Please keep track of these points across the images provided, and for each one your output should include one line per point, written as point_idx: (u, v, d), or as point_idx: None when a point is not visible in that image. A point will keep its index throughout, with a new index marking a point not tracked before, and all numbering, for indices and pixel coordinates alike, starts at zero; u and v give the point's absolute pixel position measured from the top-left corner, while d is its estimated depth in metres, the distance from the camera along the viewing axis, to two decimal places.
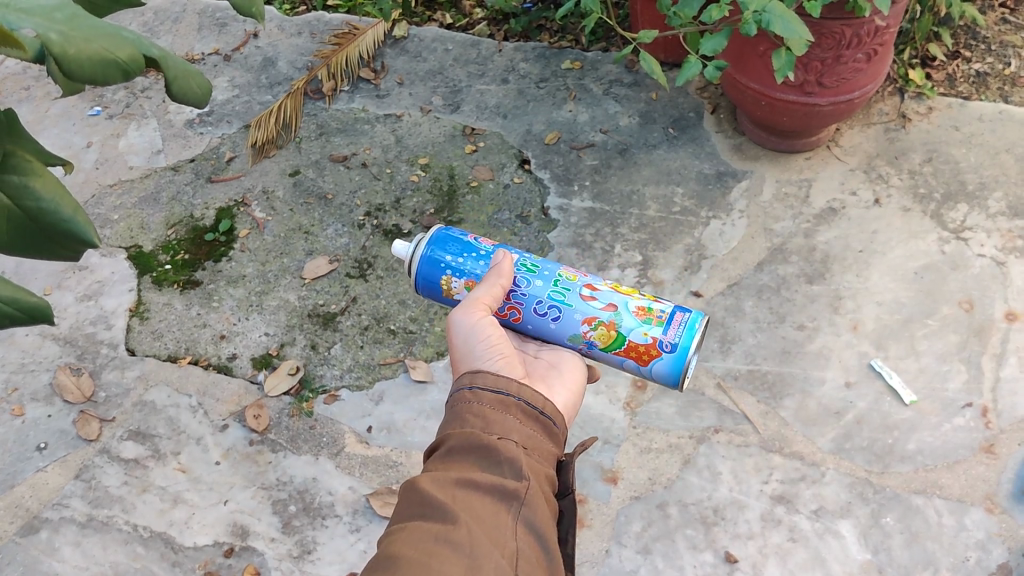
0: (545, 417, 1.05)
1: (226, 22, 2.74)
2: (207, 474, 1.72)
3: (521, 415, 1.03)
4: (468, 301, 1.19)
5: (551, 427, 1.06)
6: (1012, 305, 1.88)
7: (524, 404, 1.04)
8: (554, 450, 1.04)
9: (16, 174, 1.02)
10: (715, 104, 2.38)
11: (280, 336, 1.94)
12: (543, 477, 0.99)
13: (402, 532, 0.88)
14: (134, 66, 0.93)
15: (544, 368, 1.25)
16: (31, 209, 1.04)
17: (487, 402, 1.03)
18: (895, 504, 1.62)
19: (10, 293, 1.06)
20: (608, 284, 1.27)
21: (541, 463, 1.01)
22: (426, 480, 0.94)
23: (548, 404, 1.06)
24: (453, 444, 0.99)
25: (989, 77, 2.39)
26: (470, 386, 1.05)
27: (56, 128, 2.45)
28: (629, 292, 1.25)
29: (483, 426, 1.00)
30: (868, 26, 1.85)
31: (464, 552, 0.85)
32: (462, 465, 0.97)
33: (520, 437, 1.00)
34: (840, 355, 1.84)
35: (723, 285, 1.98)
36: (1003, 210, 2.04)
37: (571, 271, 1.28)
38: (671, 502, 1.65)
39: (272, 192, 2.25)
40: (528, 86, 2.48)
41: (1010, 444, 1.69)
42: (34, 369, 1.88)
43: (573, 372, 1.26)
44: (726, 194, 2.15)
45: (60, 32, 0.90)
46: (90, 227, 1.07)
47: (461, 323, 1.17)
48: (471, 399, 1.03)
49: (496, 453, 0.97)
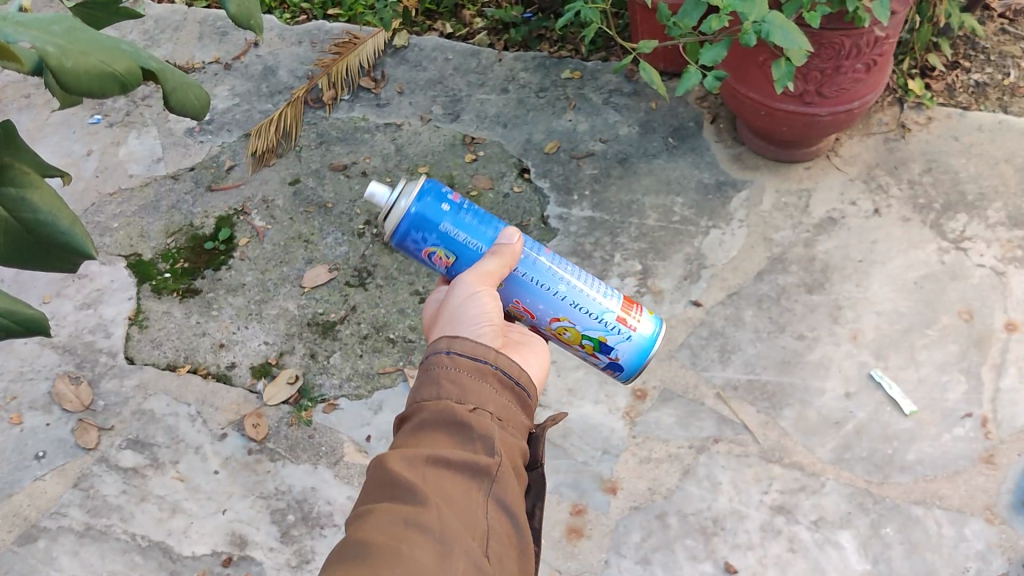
0: (520, 387, 1.04)
1: (226, 31, 2.74)
2: (206, 483, 1.72)
3: (497, 385, 1.02)
4: (478, 271, 1.18)
5: (525, 398, 1.05)
6: (1012, 315, 1.88)
7: (500, 373, 1.02)
8: (525, 421, 1.05)
9: (14, 187, 0.98)
10: (714, 113, 2.38)
11: (279, 344, 1.94)
12: (514, 450, 0.98)
13: (373, 514, 0.87)
14: (132, 78, 0.93)
15: (515, 342, 1.26)
16: (27, 221, 0.99)
17: (464, 370, 1.01)
18: (895, 515, 1.62)
19: (7, 308, 1.02)
20: (555, 325, 1.29)
21: (513, 435, 1.00)
22: (396, 458, 0.92)
23: (523, 374, 1.05)
24: (425, 416, 0.98)
25: (988, 87, 2.39)
26: (447, 350, 1.03)
27: (56, 136, 2.45)
28: (574, 341, 1.31)
29: (459, 395, 0.99)
30: (868, 36, 1.86)
31: (435, 536, 0.85)
32: (434, 439, 0.96)
33: (494, 407, 1.00)
34: (841, 364, 1.84)
35: (723, 295, 1.98)
36: (1003, 220, 2.04)
37: (520, 309, 1.28)
38: (671, 513, 1.64)
39: (272, 201, 2.25)
40: (528, 96, 2.48)
41: (1010, 455, 1.68)
42: (33, 378, 1.88)
43: (542, 351, 1.28)
44: (726, 203, 2.16)
45: (57, 46, 0.89)
46: (88, 239, 1.04)
47: (462, 289, 1.17)
48: (448, 364, 1.02)
49: (468, 428, 0.96)
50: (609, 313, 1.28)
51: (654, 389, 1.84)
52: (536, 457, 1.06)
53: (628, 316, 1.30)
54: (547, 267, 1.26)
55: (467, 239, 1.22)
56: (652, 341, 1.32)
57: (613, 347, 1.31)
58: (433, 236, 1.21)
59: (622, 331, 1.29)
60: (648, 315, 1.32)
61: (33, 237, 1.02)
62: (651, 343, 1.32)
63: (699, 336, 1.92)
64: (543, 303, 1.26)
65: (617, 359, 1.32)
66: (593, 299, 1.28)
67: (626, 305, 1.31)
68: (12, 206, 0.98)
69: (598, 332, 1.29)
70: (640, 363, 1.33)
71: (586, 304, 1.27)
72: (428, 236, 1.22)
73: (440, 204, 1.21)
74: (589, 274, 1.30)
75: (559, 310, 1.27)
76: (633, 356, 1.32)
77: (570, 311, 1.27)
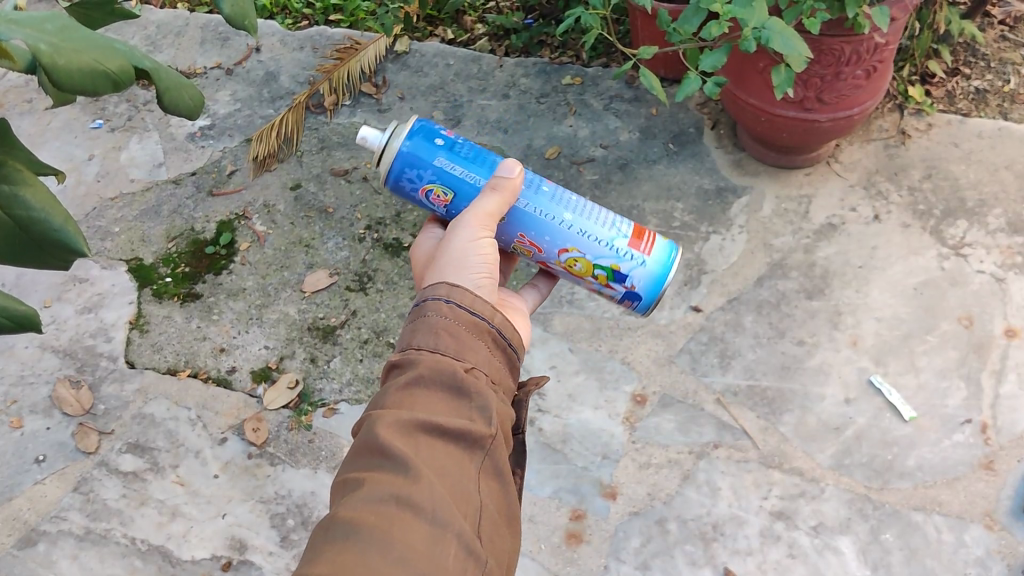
0: (512, 349, 1.06)
1: (228, 36, 2.75)
2: (205, 487, 1.72)
3: (491, 344, 1.03)
4: (480, 213, 1.24)
5: (513, 359, 1.07)
6: (1012, 321, 1.88)
7: (495, 332, 1.04)
8: (512, 383, 1.06)
9: (8, 184, 0.99)
10: (715, 119, 2.39)
11: (279, 349, 1.95)
12: (505, 419, 0.99)
13: (364, 485, 0.87)
14: (125, 77, 0.93)
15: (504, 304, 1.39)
16: (19, 217, 1.00)
17: (464, 323, 1.02)
18: (894, 520, 1.62)
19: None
20: (563, 258, 1.37)
21: (503, 400, 1.01)
22: (388, 424, 0.91)
23: (516, 336, 1.07)
24: (420, 373, 0.97)
25: (988, 94, 2.39)
26: (447, 299, 1.04)
27: (58, 141, 2.45)
28: (585, 272, 1.38)
29: (456, 352, 0.99)
30: (868, 43, 1.86)
31: (427, 516, 0.84)
32: (429, 400, 0.95)
33: (488, 370, 1.01)
34: (840, 370, 1.84)
35: (722, 300, 1.98)
36: (1003, 226, 2.04)
37: (525, 245, 1.37)
38: (671, 518, 1.64)
39: (273, 206, 2.25)
40: (529, 101, 2.49)
41: (1009, 461, 1.68)
42: (34, 382, 1.88)
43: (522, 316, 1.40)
44: (726, 209, 2.16)
45: (50, 43, 0.89)
46: (81, 238, 1.04)
47: (466, 233, 1.23)
48: (447, 317, 1.02)
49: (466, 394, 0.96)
50: (619, 239, 1.36)
51: (654, 394, 1.84)
52: (520, 421, 1.08)
53: (636, 246, 1.37)
54: (552, 200, 1.34)
55: (462, 174, 1.30)
56: (665, 268, 1.38)
57: (626, 275, 1.38)
58: (429, 172, 1.30)
59: (632, 258, 1.36)
60: (660, 241, 1.39)
61: (28, 235, 1.03)
62: (667, 274, 1.39)
63: (698, 341, 1.92)
64: (549, 234, 1.34)
65: (632, 291, 1.40)
66: (602, 228, 1.35)
67: (635, 233, 1.37)
68: (5, 203, 0.99)
69: (610, 260, 1.36)
70: (657, 295, 1.41)
71: (595, 232, 1.35)
72: (425, 172, 1.30)
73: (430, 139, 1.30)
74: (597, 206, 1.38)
75: (567, 241, 1.35)
76: (648, 285, 1.39)
77: (578, 240, 1.35)
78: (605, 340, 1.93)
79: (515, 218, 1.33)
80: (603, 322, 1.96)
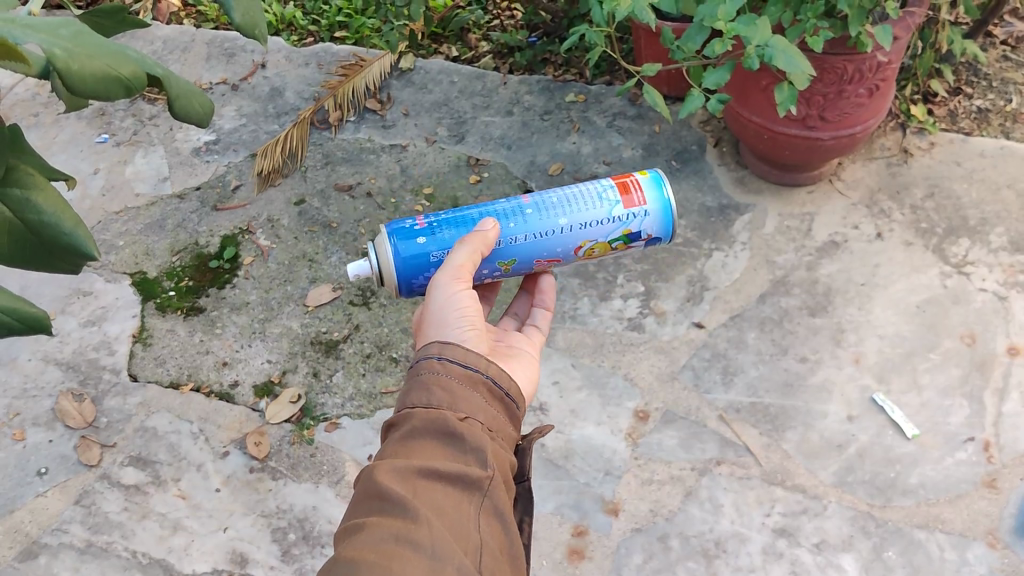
0: (509, 399, 1.06)
1: (234, 52, 2.76)
2: (207, 501, 1.72)
3: (486, 395, 1.04)
4: (450, 266, 1.21)
5: (512, 409, 1.07)
6: (1014, 339, 1.89)
7: (489, 382, 1.05)
8: (513, 433, 1.06)
9: (20, 189, 1.03)
10: (717, 137, 2.39)
11: (282, 363, 1.95)
12: (504, 463, 0.99)
13: (363, 529, 0.87)
14: (138, 83, 0.91)
15: (506, 351, 1.32)
16: (33, 222, 1.03)
17: (457, 377, 1.03)
18: (896, 538, 1.62)
19: (12, 305, 1.07)
20: (581, 250, 1.34)
21: (501, 446, 1.01)
22: (385, 471, 0.92)
23: (512, 386, 1.08)
24: (415, 424, 0.98)
25: (991, 113, 2.41)
26: (438, 356, 1.05)
27: (64, 155, 2.46)
28: (604, 248, 1.35)
29: (449, 402, 1.00)
30: (870, 61, 1.87)
31: (426, 552, 0.84)
32: (425, 450, 0.96)
33: (483, 418, 1.01)
34: (843, 388, 1.84)
35: (725, 317, 1.98)
36: (1005, 245, 2.05)
37: (542, 261, 1.34)
38: (672, 535, 1.64)
39: (277, 220, 2.26)
40: (532, 118, 2.50)
41: (1012, 479, 1.68)
42: (36, 395, 1.89)
43: (531, 362, 1.32)
44: (729, 226, 2.17)
45: (64, 48, 0.87)
46: (92, 242, 1.06)
47: (441, 290, 1.19)
48: (439, 369, 1.03)
49: (461, 439, 0.96)
50: (616, 206, 1.32)
51: (656, 410, 1.84)
52: (524, 470, 1.08)
53: (632, 200, 1.32)
54: (539, 216, 1.30)
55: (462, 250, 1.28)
56: (666, 204, 1.35)
57: (639, 231, 1.35)
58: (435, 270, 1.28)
59: (636, 211, 1.33)
60: (644, 181, 1.34)
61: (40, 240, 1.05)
62: (667, 203, 1.34)
63: (701, 358, 1.92)
64: (558, 245, 1.32)
65: (639, 229, 1.34)
66: (593, 208, 1.31)
67: (622, 186, 1.33)
68: (17, 207, 1.02)
69: (619, 229, 1.33)
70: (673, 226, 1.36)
71: (591, 215, 1.31)
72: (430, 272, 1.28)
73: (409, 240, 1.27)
74: (578, 187, 1.34)
75: (574, 238, 1.32)
76: (661, 224, 1.35)
77: (585, 233, 1.32)
78: (607, 356, 1.93)
79: (520, 252, 1.31)
80: (605, 337, 1.96)
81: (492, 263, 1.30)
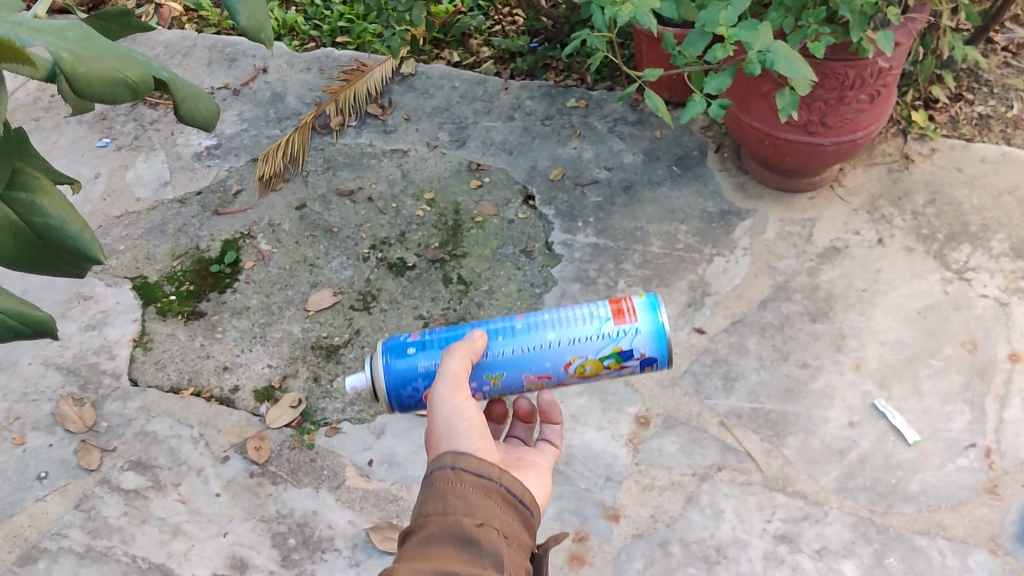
0: (524, 506, 1.01)
1: (235, 57, 2.77)
2: (207, 506, 1.71)
3: (501, 502, 0.98)
4: (446, 377, 1.10)
5: (527, 519, 1.02)
6: (1015, 345, 1.88)
7: (505, 491, 0.99)
8: (529, 542, 1.00)
9: (25, 191, 1.02)
10: (718, 143, 2.39)
11: (282, 367, 1.95)
12: (521, 570, 0.94)
13: None
14: (145, 85, 0.90)
15: (516, 463, 1.22)
16: (38, 225, 1.02)
17: (472, 486, 0.97)
18: (898, 545, 1.61)
19: (16, 309, 1.05)
20: (573, 369, 1.17)
21: (518, 555, 0.96)
22: (402, 574, 0.87)
23: (526, 494, 1.02)
24: (431, 531, 0.93)
25: (991, 119, 2.41)
26: (452, 465, 0.99)
27: (65, 159, 2.46)
28: (599, 370, 1.17)
29: (465, 510, 0.95)
30: (872, 67, 1.88)
31: None
32: (440, 555, 0.91)
33: (500, 524, 0.96)
34: (844, 394, 1.84)
35: (726, 322, 1.98)
36: (1006, 251, 2.05)
37: (534, 378, 1.17)
38: (673, 541, 1.64)
39: (278, 225, 2.26)
40: (533, 123, 2.50)
41: (1013, 485, 1.68)
42: (36, 399, 1.88)
43: (542, 476, 1.22)
44: (730, 231, 2.16)
45: (70, 51, 0.85)
46: (96, 244, 1.08)
47: (443, 404, 1.08)
48: (454, 478, 0.98)
49: (478, 545, 0.91)
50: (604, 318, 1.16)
51: (657, 416, 1.84)
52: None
53: (621, 317, 1.16)
54: (527, 328, 1.17)
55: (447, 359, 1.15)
56: (662, 322, 1.16)
57: (631, 349, 1.16)
58: (419, 380, 1.16)
59: (626, 326, 1.15)
60: (640, 301, 1.18)
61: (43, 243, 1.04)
62: (661, 322, 1.16)
63: (702, 363, 1.92)
64: (545, 359, 1.16)
65: (635, 351, 1.16)
66: (581, 325, 1.16)
67: (615, 306, 1.17)
68: (24, 210, 1.01)
69: (607, 346, 1.15)
70: (668, 348, 1.17)
71: (579, 330, 1.16)
72: (417, 382, 1.16)
73: (399, 353, 1.16)
74: (569, 308, 1.19)
75: (563, 353, 1.16)
76: (655, 346, 1.16)
77: (573, 348, 1.15)
78: None
79: (508, 365, 1.16)
80: None
81: (479, 376, 1.16)
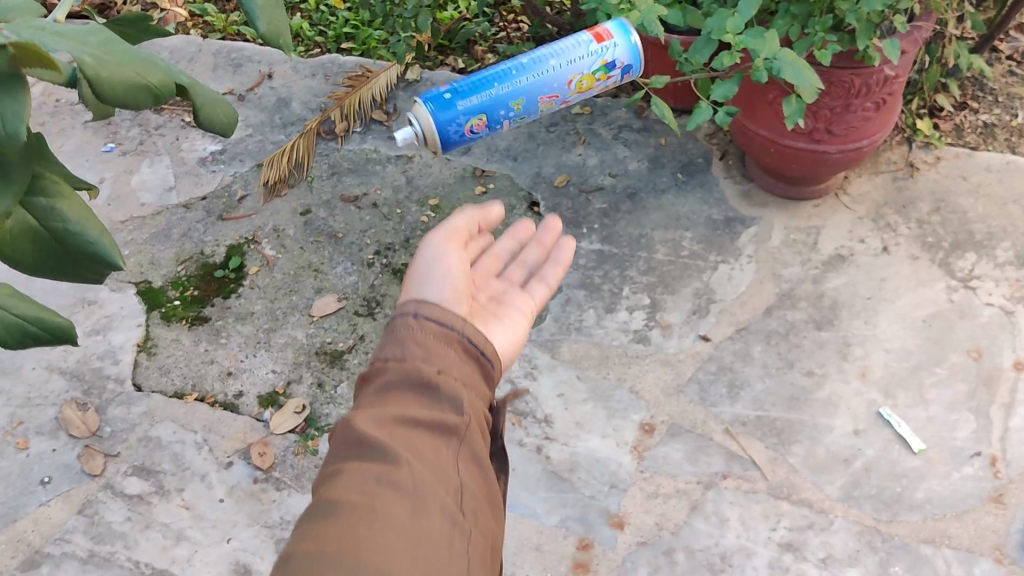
0: (485, 357, 1.09)
1: (240, 63, 2.77)
2: (211, 511, 1.71)
3: (463, 351, 1.06)
4: (449, 229, 1.32)
5: (488, 368, 1.10)
6: (1021, 354, 1.88)
7: (466, 340, 1.07)
8: (488, 390, 1.08)
9: (46, 197, 0.93)
10: (723, 150, 2.39)
11: (286, 373, 1.94)
12: (478, 410, 1.03)
13: (343, 475, 0.91)
14: (165, 91, 0.85)
15: (490, 314, 1.29)
16: (57, 231, 0.94)
17: (434, 334, 1.05)
18: (903, 553, 1.61)
19: (40, 316, 1.05)
20: (573, 83, 1.77)
21: (476, 397, 1.05)
22: (362, 421, 0.96)
23: (488, 346, 1.10)
24: (390, 377, 1.02)
25: (996, 128, 2.41)
26: (415, 313, 1.07)
27: (69, 164, 2.46)
28: (587, 86, 1.79)
29: (425, 356, 1.03)
30: (877, 75, 1.88)
31: (406, 493, 0.88)
32: (400, 400, 1.00)
33: (459, 373, 1.03)
34: (849, 402, 1.83)
35: (731, 330, 1.98)
36: (1011, 259, 2.05)
37: (546, 101, 1.77)
38: (678, 549, 1.63)
39: (283, 230, 2.26)
40: (538, 130, 2.50)
41: (1019, 495, 1.68)
42: (40, 404, 1.88)
43: (519, 327, 1.29)
44: (735, 239, 2.16)
45: (94, 56, 0.80)
46: (117, 252, 0.99)
47: (431, 251, 1.26)
48: (415, 325, 1.05)
49: (436, 390, 1.00)
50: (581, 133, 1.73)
51: (662, 424, 1.83)
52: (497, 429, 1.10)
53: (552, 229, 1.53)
54: (535, 62, 1.72)
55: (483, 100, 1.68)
56: None
57: (615, 60, 1.78)
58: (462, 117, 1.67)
59: (553, 212, 1.55)
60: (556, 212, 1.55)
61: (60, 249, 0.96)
62: None
63: (707, 371, 1.91)
64: (554, 81, 1.74)
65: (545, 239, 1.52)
66: (578, 51, 1.74)
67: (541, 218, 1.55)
68: (43, 217, 0.93)
69: (598, 61, 1.76)
70: None
71: None
72: (460, 118, 1.67)
73: (446, 107, 1.66)
74: (565, 39, 1.77)
75: None
76: (630, 55, 1.80)
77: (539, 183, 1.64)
78: (612, 368, 1.93)
79: (527, 92, 1.72)
80: (611, 350, 1.96)
81: (506, 102, 1.71)
